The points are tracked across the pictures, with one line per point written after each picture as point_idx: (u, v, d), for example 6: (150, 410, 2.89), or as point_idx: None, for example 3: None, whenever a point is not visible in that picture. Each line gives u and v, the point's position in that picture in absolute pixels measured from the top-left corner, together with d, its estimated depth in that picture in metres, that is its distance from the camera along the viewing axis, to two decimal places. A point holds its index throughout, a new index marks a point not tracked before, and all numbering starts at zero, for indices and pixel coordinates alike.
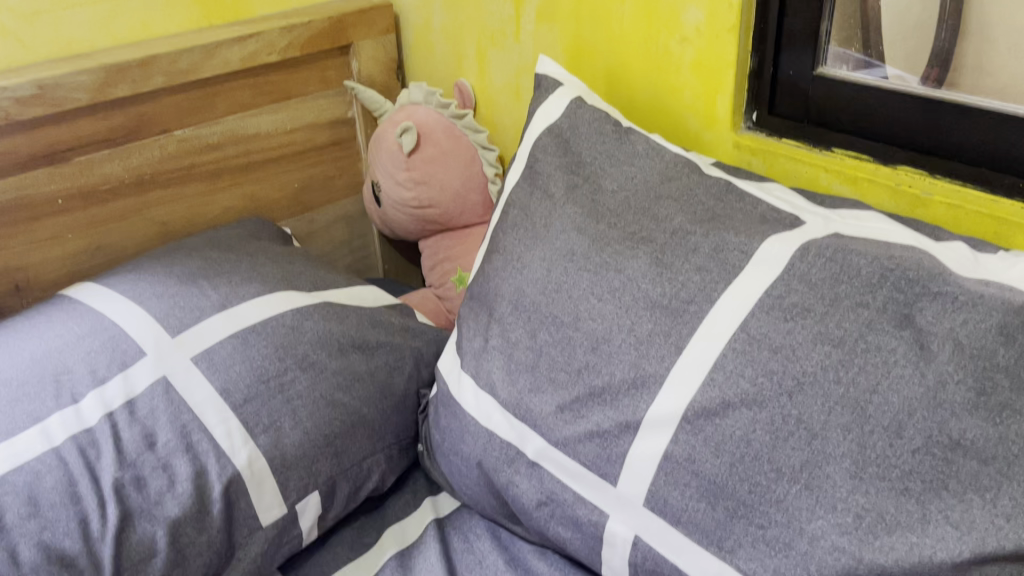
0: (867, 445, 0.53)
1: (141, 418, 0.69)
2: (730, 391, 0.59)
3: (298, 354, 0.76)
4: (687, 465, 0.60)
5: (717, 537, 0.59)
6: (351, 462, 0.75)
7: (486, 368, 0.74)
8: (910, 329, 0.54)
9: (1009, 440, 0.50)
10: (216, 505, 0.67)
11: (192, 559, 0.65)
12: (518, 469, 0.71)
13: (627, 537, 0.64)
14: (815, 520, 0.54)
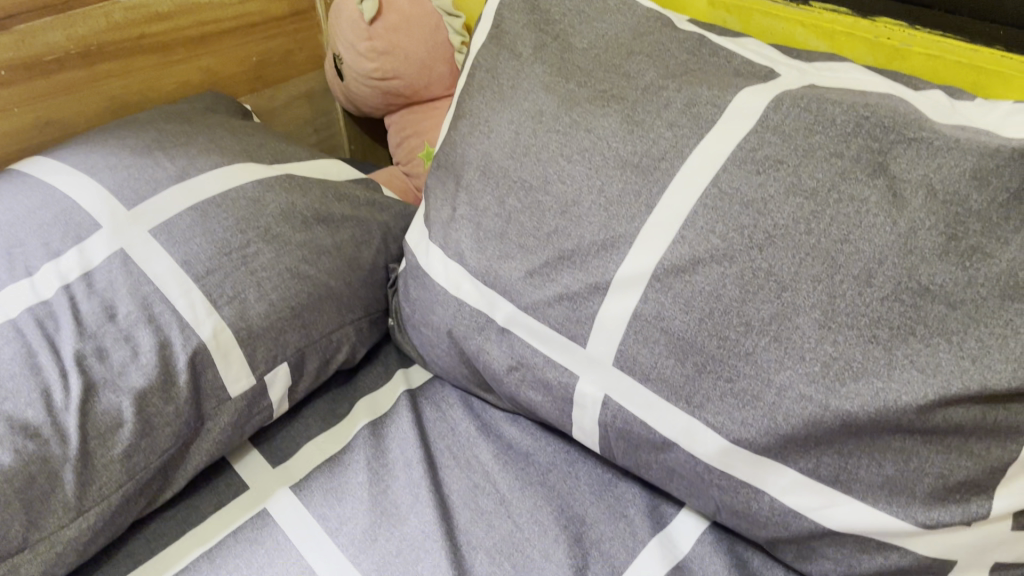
0: (837, 296, 0.53)
1: (99, 291, 0.68)
2: (701, 248, 0.58)
3: (260, 226, 0.74)
4: (657, 323, 0.59)
5: (686, 393, 0.59)
6: (320, 334, 0.75)
7: (454, 236, 0.72)
8: (884, 177, 0.53)
9: (978, 283, 0.49)
10: (182, 375, 0.66)
11: (161, 429, 0.65)
12: (489, 336, 0.70)
13: (596, 397, 0.64)
14: (783, 370, 0.55)
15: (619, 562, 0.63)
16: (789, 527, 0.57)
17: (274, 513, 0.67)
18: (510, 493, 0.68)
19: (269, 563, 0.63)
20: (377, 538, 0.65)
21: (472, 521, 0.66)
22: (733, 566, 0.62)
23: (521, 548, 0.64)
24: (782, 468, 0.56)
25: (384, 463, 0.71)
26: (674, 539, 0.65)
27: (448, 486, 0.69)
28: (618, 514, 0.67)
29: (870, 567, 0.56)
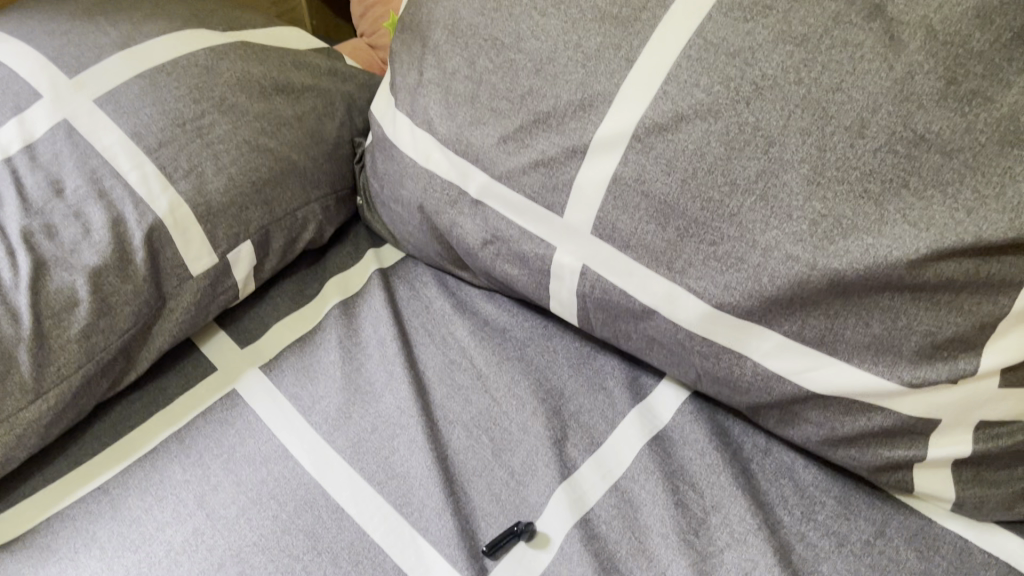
0: (827, 149, 0.50)
1: (44, 164, 0.64)
2: (684, 103, 0.54)
3: (214, 97, 0.69)
4: (637, 186, 0.56)
5: (667, 259, 0.57)
6: (284, 211, 0.71)
7: (422, 104, 0.68)
8: (880, 21, 0.49)
9: (977, 130, 0.47)
10: (139, 253, 0.62)
11: (119, 309, 0.62)
12: (461, 209, 0.67)
13: (574, 268, 0.62)
14: (769, 231, 0.52)
15: (598, 433, 0.62)
16: (771, 393, 0.56)
17: (243, 393, 0.65)
18: (487, 369, 0.67)
19: (240, 443, 0.62)
20: (351, 417, 0.64)
21: (448, 397, 0.65)
22: (713, 435, 0.61)
23: (499, 421, 0.64)
24: (766, 332, 0.55)
25: (356, 342, 0.69)
26: (654, 409, 0.64)
27: (423, 364, 0.68)
28: (597, 387, 0.65)
29: (853, 430, 0.55)
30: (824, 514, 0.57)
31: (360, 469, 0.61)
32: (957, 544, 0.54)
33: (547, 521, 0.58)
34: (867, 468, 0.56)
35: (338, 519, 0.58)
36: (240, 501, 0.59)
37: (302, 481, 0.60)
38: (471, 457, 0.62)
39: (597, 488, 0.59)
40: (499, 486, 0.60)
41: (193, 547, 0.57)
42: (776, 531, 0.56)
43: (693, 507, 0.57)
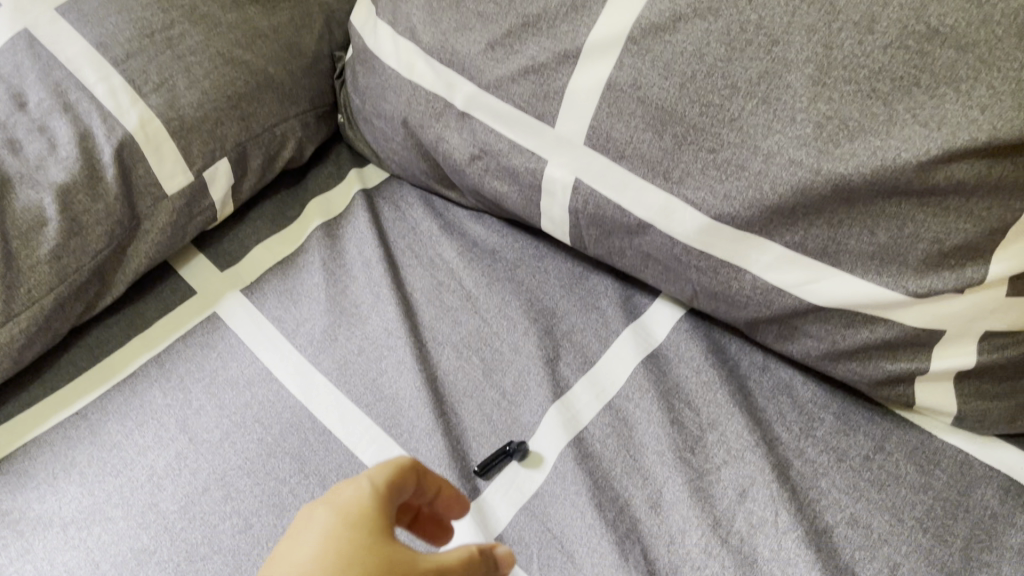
0: (833, 47, 0.47)
1: (5, 76, 0.61)
2: (682, 3, 0.51)
3: (185, 7, 0.65)
4: (632, 91, 0.54)
5: (664, 169, 0.54)
6: (261, 128, 0.68)
7: (405, 11, 0.64)
8: None
9: (993, 22, 0.44)
10: (109, 170, 0.59)
11: (91, 229, 0.59)
12: (448, 123, 0.64)
13: (567, 182, 0.59)
14: (771, 136, 0.50)
15: (592, 353, 0.61)
16: (771, 307, 0.54)
17: (225, 317, 0.63)
18: (476, 291, 0.65)
19: (222, 366, 0.60)
20: (337, 339, 0.62)
21: (437, 319, 0.63)
22: (710, 353, 0.60)
23: (489, 342, 0.62)
24: (766, 243, 0.53)
25: (341, 264, 0.67)
26: (648, 328, 0.62)
27: (411, 285, 0.65)
28: (590, 307, 0.64)
29: (855, 343, 0.53)
30: (823, 430, 0.55)
31: (347, 392, 0.59)
32: (958, 458, 0.53)
33: (540, 441, 0.56)
34: (868, 383, 0.54)
35: (326, 443, 0.56)
36: (223, 425, 0.57)
37: (287, 405, 0.58)
38: (461, 378, 0.60)
39: (591, 407, 0.58)
40: (491, 407, 0.58)
41: (176, 471, 0.55)
42: (774, 448, 0.55)
43: (689, 424, 0.56)
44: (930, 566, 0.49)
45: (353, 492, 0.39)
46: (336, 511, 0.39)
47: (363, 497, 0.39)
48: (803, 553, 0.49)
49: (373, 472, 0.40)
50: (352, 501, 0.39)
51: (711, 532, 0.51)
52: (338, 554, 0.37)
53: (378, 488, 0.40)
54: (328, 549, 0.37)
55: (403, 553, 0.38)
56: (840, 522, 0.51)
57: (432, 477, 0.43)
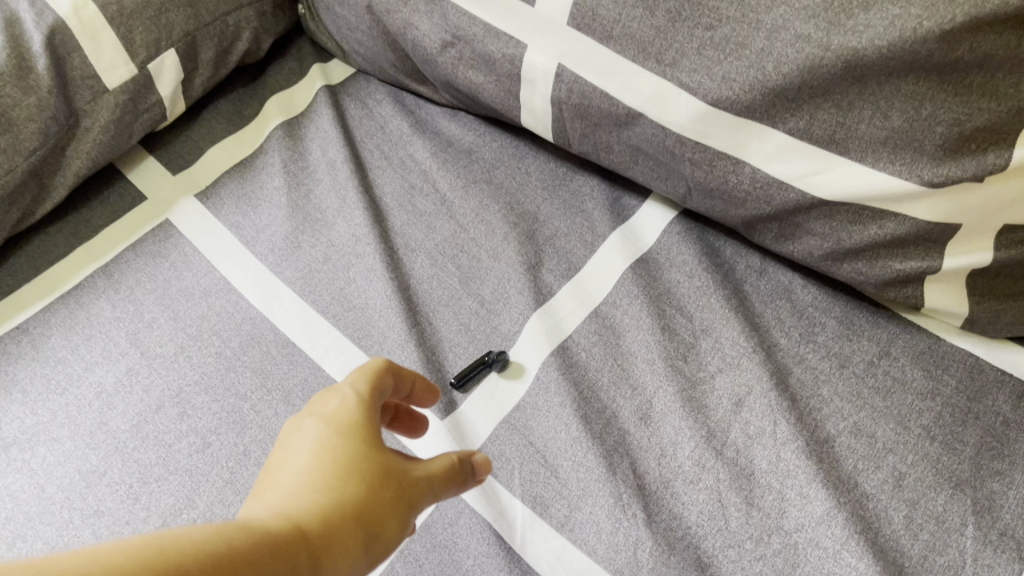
0: None
1: None
2: None
3: None
4: None
5: (656, 50, 0.49)
6: (212, 17, 0.61)
7: None
8: None
9: None
10: (41, 59, 0.53)
11: (23, 126, 0.53)
12: (416, 7, 0.58)
13: (549, 69, 0.54)
14: (776, 9, 0.44)
15: (576, 258, 0.56)
16: (771, 202, 0.50)
17: (178, 224, 0.58)
18: (452, 193, 0.60)
19: (176, 277, 0.56)
20: (300, 247, 0.57)
21: (409, 224, 0.58)
22: (703, 256, 0.55)
23: (466, 248, 0.57)
24: (769, 131, 0.48)
25: (303, 167, 0.61)
26: (637, 230, 0.58)
27: (380, 189, 0.60)
28: (574, 210, 0.59)
29: (862, 241, 0.49)
30: (825, 336, 0.52)
31: (313, 302, 0.54)
32: (968, 362, 0.50)
33: (521, 351, 0.52)
34: (874, 285, 0.50)
35: (290, 356, 0.52)
36: (178, 338, 0.53)
37: (247, 316, 0.54)
38: (436, 286, 0.56)
39: (576, 315, 0.54)
40: (468, 317, 0.54)
41: (126, 388, 0.51)
42: (772, 355, 0.51)
43: (681, 332, 0.52)
44: (938, 475, 0.45)
45: (340, 401, 0.36)
46: (325, 421, 0.36)
47: (351, 406, 0.36)
48: (804, 464, 0.46)
49: (355, 379, 0.37)
50: (341, 410, 0.36)
51: (704, 444, 0.47)
52: (335, 464, 0.34)
53: (365, 396, 0.36)
54: (323, 460, 0.34)
55: (395, 460, 0.36)
56: (843, 431, 0.48)
57: (407, 374, 0.40)
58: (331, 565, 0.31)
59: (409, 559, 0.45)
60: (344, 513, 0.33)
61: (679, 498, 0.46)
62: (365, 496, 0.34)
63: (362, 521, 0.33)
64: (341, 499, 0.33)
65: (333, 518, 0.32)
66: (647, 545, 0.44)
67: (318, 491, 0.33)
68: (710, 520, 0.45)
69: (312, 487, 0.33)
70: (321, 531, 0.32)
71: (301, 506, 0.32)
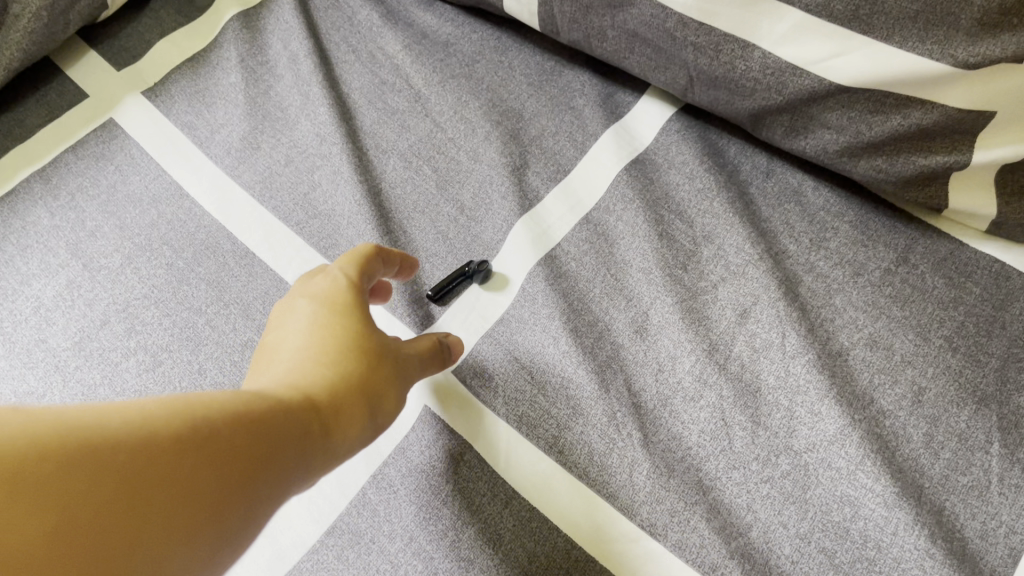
0: None
1: None
2: None
3: None
4: None
5: None
6: None
7: None
8: None
9: None
10: None
11: None
12: None
13: None
14: None
15: (565, 160, 0.51)
16: (783, 91, 0.45)
17: (123, 124, 0.53)
18: (427, 89, 0.54)
19: (122, 182, 0.50)
20: (260, 149, 0.52)
21: (379, 123, 0.53)
22: (705, 156, 0.50)
23: (442, 149, 0.52)
24: (781, 9, 0.42)
25: (262, 62, 0.56)
26: (631, 129, 0.53)
27: (348, 86, 0.55)
28: (562, 108, 0.53)
29: (883, 134, 0.44)
30: (838, 242, 0.47)
31: (274, 208, 0.49)
32: (994, 269, 0.45)
33: (505, 260, 0.48)
34: (894, 184, 0.45)
35: (248, 267, 0.47)
36: (125, 249, 0.48)
37: (201, 225, 0.49)
38: (411, 191, 0.50)
39: (565, 222, 0.49)
40: (446, 224, 0.49)
41: (67, 303, 0.46)
42: (779, 263, 0.47)
43: (680, 238, 0.47)
44: (961, 390, 0.41)
45: (332, 283, 0.38)
46: (318, 301, 0.37)
47: (341, 286, 0.38)
48: (815, 379, 0.41)
49: (344, 264, 0.39)
50: (333, 290, 0.38)
51: (706, 358, 0.43)
52: (335, 337, 0.36)
53: (353, 277, 0.39)
54: (321, 334, 0.36)
55: (386, 339, 0.38)
56: (857, 344, 0.43)
57: (395, 253, 0.42)
58: (339, 432, 0.34)
59: (382, 484, 0.41)
60: (348, 384, 0.35)
61: (678, 416, 0.42)
62: (365, 367, 0.36)
63: (365, 391, 0.35)
64: (344, 370, 0.35)
65: (340, 389, 0.34)
66: (643, 467, 0.40)
67: (322, 362, 0.35)
68: (713, 440, 0.41)
69: (315, 360, 0.35)
70: (329, 400, 0.34)
71: (308, 377, 0.34)
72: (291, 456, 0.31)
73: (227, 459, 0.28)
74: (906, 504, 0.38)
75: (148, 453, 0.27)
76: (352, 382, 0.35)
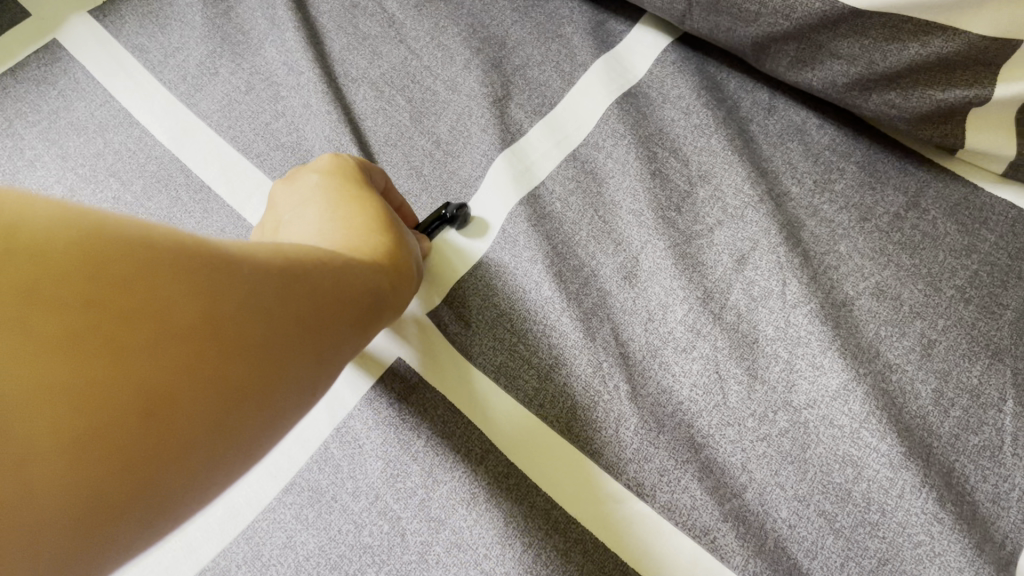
0: None
1: None
2: None
3: None
4: None
5: None
6: None
7: None
8: None
9: None
10: None
11: None
12: None
13: None
14: None
15: (552, 91, 0.47)
16: (791, 16, 0.40)
17: (68, 46, 0.48)
18: (402, 14, 0.50)
19: (65, 107, 0.46)
20: (218, 74, 0.48)
21: (349, 49, 0.49)
22: (703, 90, 0.47)
23: (417, 78, 0.48)
24: None
25: None
26: (623, 59, 0.49)
27: (316, 9, 0.50)
28: (549, 36, 0.49)
29: (899, 65, 0.39)
30: (844, 184, 0.43)
31: (234, 139, 0.45)
32: (1010, 216, 0.40)
33: (485, 198, 0.44)
34: (907, 121, 0.41)
35: (203, 203, 0.43)
36: (66, 180, 0.44)
37: (151, 156, 0.44)
38: (383, 123, 0.46)
39: (551, 157, 0.45)
40: (420, 159, 0.45)
41: None
42: (780, 205, 0.43)
43: (674, 178, 0.44)
44: (973, 343, 0.37)
45: (350, 166, 0.38)
46: (340, 176, 0.37)
47: (352, 167, 0.38)
48: (818, 329, 0.38)
49: (351, 156, 0.39)
50: (351, 170, 0.38)
51: (700, 307, 0.39)
52: (369, 204, 0.36)
53: (359, 164, 0.39)
54: (353, 202, 0.35)
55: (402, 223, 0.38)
56: (863, 293, 0.40)
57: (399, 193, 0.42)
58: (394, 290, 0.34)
59: (347, 438, 0.38)
60: (393, 246, 0.34)
61: (669, 368, 0.38)
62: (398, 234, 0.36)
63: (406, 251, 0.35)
64: (385, 233, 0.35)
65: (388, 249, 0.34)
66: (631, 422, 0.37)
67: (366, 223, 0.34)
68: (705, 395, 0.37)
69: (358, 220, 0.34)
70: (381, 256, 0.33)
71: (359, 235, 0.34)
72: (352, 311, 0.31)
73: (320, 307, 0.29)
74: (913, 465, 0.34)
75: (227, 288, 0.26)
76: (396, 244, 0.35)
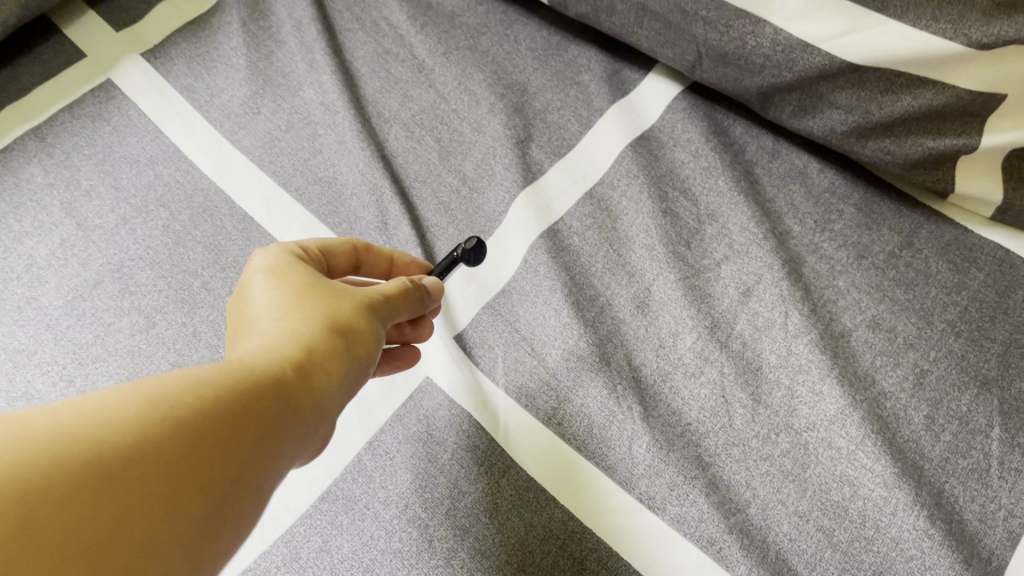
0: None
1: None
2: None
3: None
4: None
5: None
6: None
7: None
8: None
9: None
10: None
11: None
12: None
13: None
14: None
15: (570, 134, 0.51)
16: (793, 68, 0.44)
17: (121, 86, 0.52)
18: (432, 60, 0.54)
19: (119, 141, 0.50)
20: (260, 113, 0.51)
21: (382, 92, 0.52)
22: (711, 135, 0.50)
23: (445, 120, 0.51)
24: None
25: (264, 28, 0.55)
26: (637, 106, 0.52)
27: (350, 55, 0.54)
28: (568, 82, 0.53)
29: (892, 116, 0.42)
30: (843, 225, 0.46)
31: (274, 173, 0.49)
32: (998, 256, 0.43)
33: (506, 233, 0.47)
34: (900, 167, 0.44)
35: (246, 232, 0.46)
36: (120, 210, 0.47)
37: (198, 188, 0.48)
38: (413, 160, 0.50)
39: (569, 196, 0.48)
40: (448, 194, 0.49)
41: (61, 261, 0.45)
42: (783, 243, 0.46)
43: (685, 216, 0.47)
44: (963, 373, 0.40)
45: (278, 258, 0.35)
46: (269, 273, 0.34)
47: (284, 258, 0.35)
48: (817, 358, 0.41)
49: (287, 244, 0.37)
50: (279, 262, 0.35)
51: (707, 335, 0.42)
52: (294, 295, 0.33)
53: (297, 252, 0.36)
54: (283, 297, 0.33)
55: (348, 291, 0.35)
56: (860, 325, 0.42)
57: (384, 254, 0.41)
58: (320, 378, 0.31)
59: (378, 452, 0.41)
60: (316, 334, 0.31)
61: (678, 392, 0.41)
62: (330, 313, 0.33)
63: (336, 331, 0.32)
64: (304, 327, 0.32)
65: (310, 340, 0.31)
66: (643, 440, 0.40)
67: (286, 318, 0.32)
68: (712, 417, 0.40)
69: (280, 316, 0.32)
70: (300, 352, 0.31)
71: (279, 336, 0.31)
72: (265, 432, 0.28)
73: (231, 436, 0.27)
74: (906, 485, 0.37)
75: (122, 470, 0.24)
76: (318, 329, 0.32)
